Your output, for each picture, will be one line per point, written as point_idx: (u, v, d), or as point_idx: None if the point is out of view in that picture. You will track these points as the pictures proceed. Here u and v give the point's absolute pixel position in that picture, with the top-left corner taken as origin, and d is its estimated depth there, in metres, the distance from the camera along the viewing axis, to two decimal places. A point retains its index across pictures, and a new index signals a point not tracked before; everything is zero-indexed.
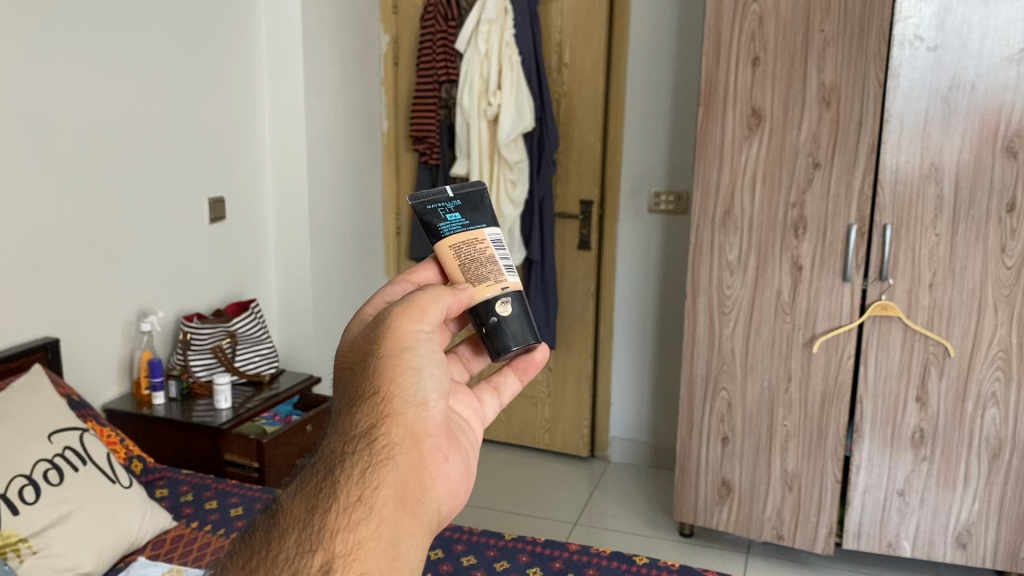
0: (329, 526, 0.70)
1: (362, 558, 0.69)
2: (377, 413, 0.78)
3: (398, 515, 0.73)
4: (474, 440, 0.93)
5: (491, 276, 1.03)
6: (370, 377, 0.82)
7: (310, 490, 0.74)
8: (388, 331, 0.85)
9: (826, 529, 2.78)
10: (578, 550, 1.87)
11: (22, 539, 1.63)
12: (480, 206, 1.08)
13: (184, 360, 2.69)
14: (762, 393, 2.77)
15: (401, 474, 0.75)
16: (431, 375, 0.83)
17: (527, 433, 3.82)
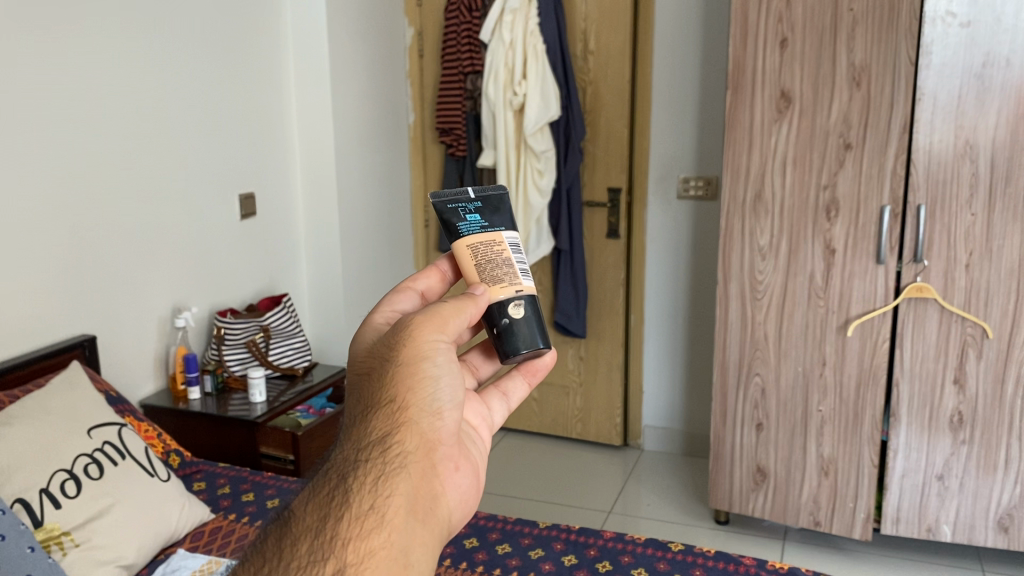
0: (341, 535, 0.71)
1: (373, 567, 0.70)
2: (391, 420, 0.77)
3: (410, 523, 0.73)
4: (482, 447, 0.94)
5: (506, 278, 1.00)
6: (385, 384, 0.80)
7: (323, 497, 0.74)
8: (407, 336, 0.83)
9: (863, 515, 2.75)
10: (613, 538, 1.86)
11: (65, 533, 1.66)
12: (500, 208, 1.07)
13: (219, 355, 2.73)
14: (795, 378, 2.75)
15: (412, 483, 0.75)
16: (450, 382, 0.82)
17: (560, 422, 3.82)
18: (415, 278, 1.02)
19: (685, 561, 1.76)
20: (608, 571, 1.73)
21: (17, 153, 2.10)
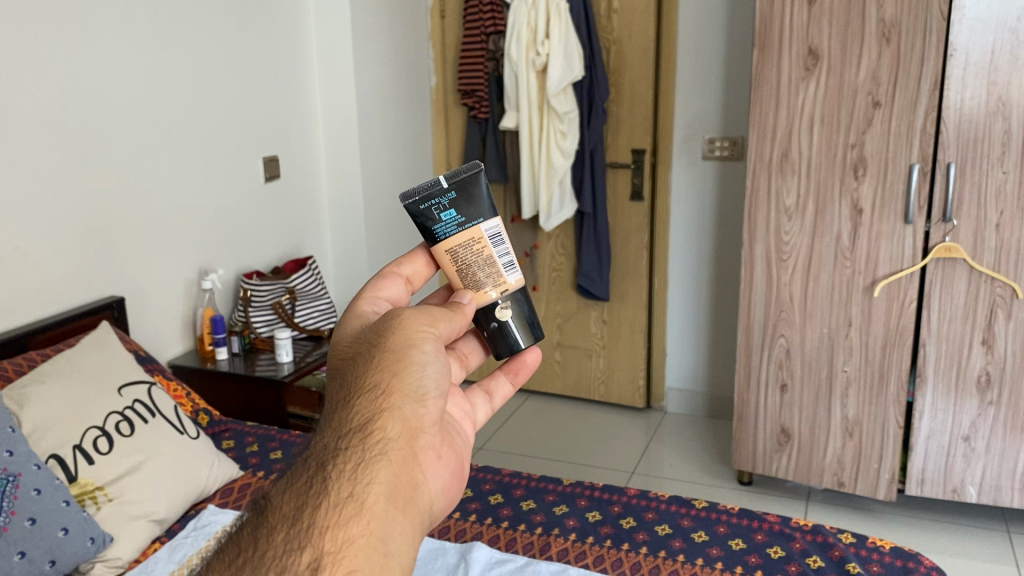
0: (318, 523, 0.68)
1: (352, 556, 0.67)
2: (374, 406, 0.77)
3: (390, 511, 0.71)
4: (462, 442, 0.91)
5: (490, 279, 1.03)
6: (370, 370, 0.80)
7: (301, 485, 0.72)
8: (396, 326, 0.86)
9: (888, 475, 2.75)
10: (637, 495, 1.88)
11: (99, 488, 1.70)
12: (478, 192, 1.01)
13: (246, 317, 2.76)
14: (821, 339, 2.73)
15: (393, 470, 0.74)
16: (434, 371, 0.84)
17: (583, 384, 3.83)
18: (399, 265, 1.01)
19: (709, 518, 1.77)
20: (632, 527, 1.75)
21: (43, 114, 2.12)
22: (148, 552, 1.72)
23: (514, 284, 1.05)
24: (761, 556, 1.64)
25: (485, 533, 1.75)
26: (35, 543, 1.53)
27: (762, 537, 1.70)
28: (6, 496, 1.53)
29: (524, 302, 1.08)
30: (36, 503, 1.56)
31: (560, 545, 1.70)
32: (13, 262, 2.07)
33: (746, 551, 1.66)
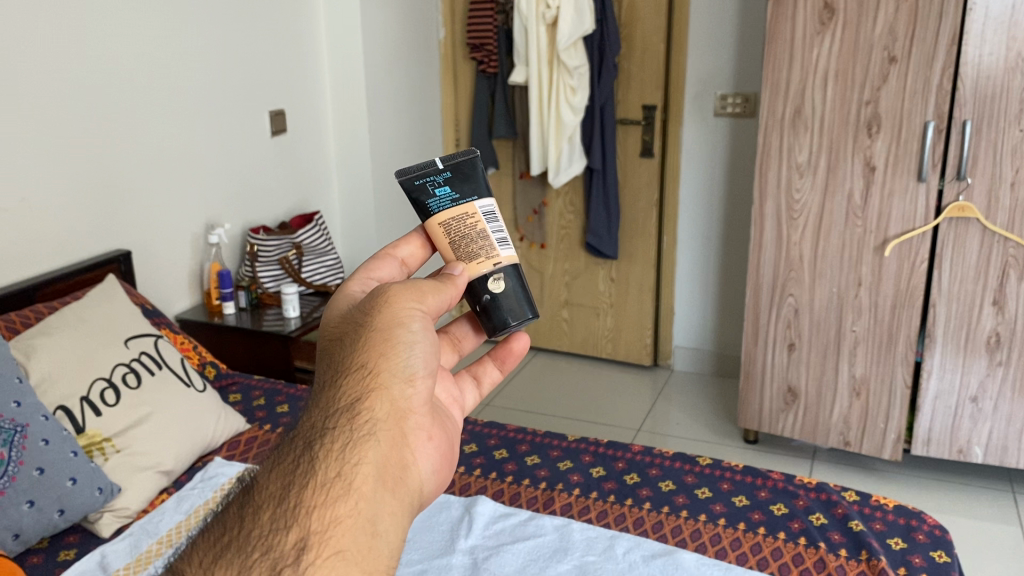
0: (305, 503, 0.70)
1: (339, 536, 0.69)
2: (362, 386, 0.80)
3: (377, 491, 0.74)
4: (453, 424, 0.94)
5: (482, 252, 1.00)
6: (358, 350, 0.83)
7: (288, 464, 0.74)
8: (384, 304, 0.88)
9: (894, 435, 2.75)
10: (641, 451, 1.88)
11: (106, 439, 1.72)
12: (473, 175, 1.02)
13: (253, 272, 2.76)
14: (830, 299, 2.72)
15: (380, 451, 0.76)
16: (422, 351, 0.86)
17: (591, 342, 3.83)
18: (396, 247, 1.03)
19: (712, 474, 1.78)
20: (635, 483, 1.75)
21: (48, 66, 2.09)
22: (155, 503, 1.74)
23: (507, 259, 1.02)
24: (764, 513, 1.65)
25: (489, 487, 1.76)
26: (44, 492, 1.55)
27: (766, 494, 1.70)
28: (15, 447, 1.54)
29: (519, 278, 1.04)
30: (44, 453, 1.57)
31: (564, 500, 1.71)
32: (19, 214, 2.06)
33: (750, 508, 1.66)
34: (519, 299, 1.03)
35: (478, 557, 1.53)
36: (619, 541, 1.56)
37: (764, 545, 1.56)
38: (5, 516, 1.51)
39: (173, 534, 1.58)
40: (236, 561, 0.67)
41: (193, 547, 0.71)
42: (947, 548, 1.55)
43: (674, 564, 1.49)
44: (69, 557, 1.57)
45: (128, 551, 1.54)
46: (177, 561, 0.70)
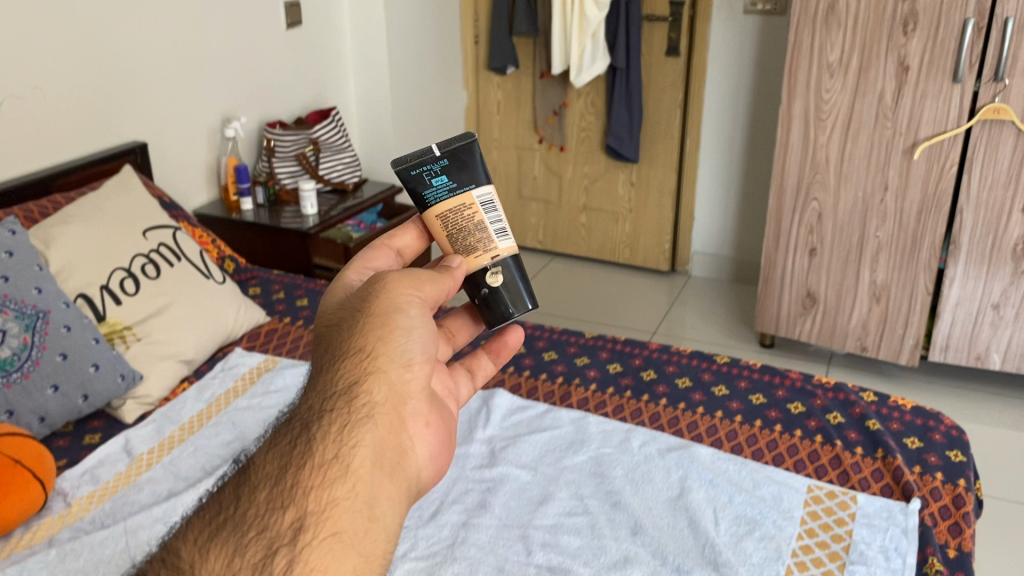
0: (302, 483, 0.66)
1: (335, 518, 0.65)
2: (359, 368, 0.74)
3: (375, 476, 0.69)
4: (452, 408, 0.88)
5: (481, 245, 0.97)
6: (356, 331, 0.77)
7: (283, 445, 0.69)
8: (381, 288, 0.82)
9: (912, 341, 2.75)
10: (658, 349, 1.87)
11: (127, 328, 1.73)
12: (470, 162, 0.97)
13: (270, 168, 2.73)
14: (854, 203, 2.67)
15: (379, 435, 0.71)
16: (421, 336, 0.80)
17: (609, 246, 3.81)
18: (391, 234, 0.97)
19: (729, 373, 1.77)
20: (651, 380, 1.76)
21: None
22: (178, 391, 1.76)
23: (505, 251, 0.99)
24: (781, 411, 1.65)
25: (507, 382, 1.77)
26: (68, 377, 1.56)
27: (783, 393, 1.70)
28: (37, 333, 1.55)
29: (517, 269, 1.01)
30: (66, 339, 1.58)
31: (581, 395, 1.72)
32: (33, 102, 2.03)
33: (767, 406, 1.67)
34: (519, 290, 1.00)
35: (496, 447, 1.56)
36: (635, 435, 1.58)
37: (780, 442, 1.57)
38: (31, 400, 1.52)
39: (195, 422, 1.64)
40: (228, 543, 0.63)
41: (181, 529, 0.66)
42: (963, 448, 1.55)
43: (689, 459, 1.51)
44: (94, 441, 1.60)
45: (152, 437, 1.59)
46: (167, 542, 0.65)
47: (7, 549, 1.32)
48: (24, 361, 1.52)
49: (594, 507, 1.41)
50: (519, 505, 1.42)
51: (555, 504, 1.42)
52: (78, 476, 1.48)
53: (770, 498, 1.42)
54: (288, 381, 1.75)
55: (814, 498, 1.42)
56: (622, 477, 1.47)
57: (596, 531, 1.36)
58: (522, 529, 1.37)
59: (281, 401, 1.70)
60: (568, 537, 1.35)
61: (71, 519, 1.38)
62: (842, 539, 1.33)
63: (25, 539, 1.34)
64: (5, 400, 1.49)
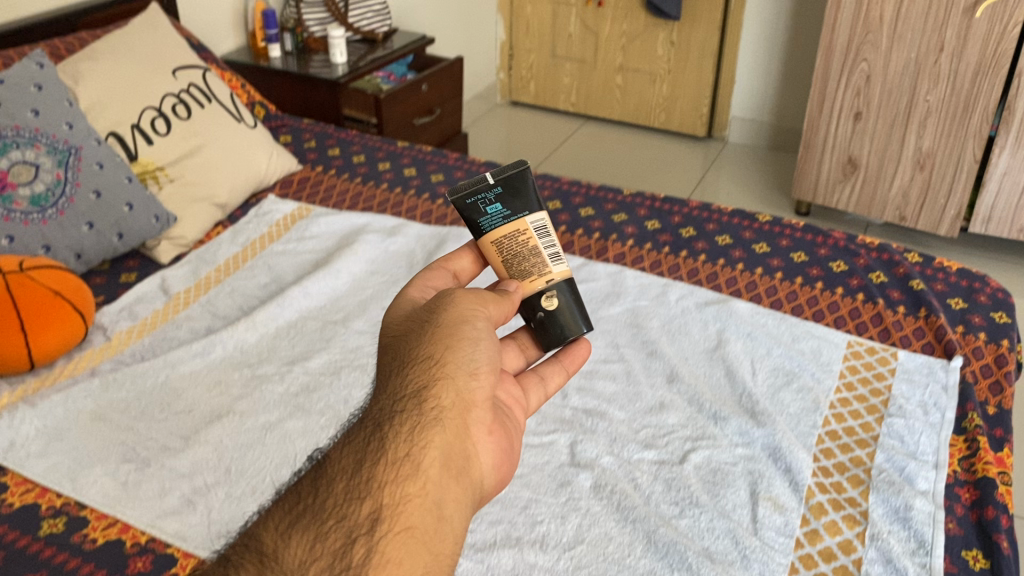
0: (377, 478, 0.67)
1: (409, 512, 0.66)
2: (427, 375, 0.76)
3: (444, 478, 0.70)
4: (516, 418, 0.88)
5: (535, 270, 0.93)
6: (424, 341, 0.79)
7: (358, 441, 0.70)
8: (448, 302, 0.83)
9: (954, 212, 2.68)
10: (698, 206, 1.82)
11: (159, 169, 1.71)
12: (524, 190, 0.94)
13: (298, 14, 2.63)
14: (907, 65, 2.55)
15: (447, 439, 0.72)
16: (487, 348, 0.82)
17: (644, 110, 3.70)
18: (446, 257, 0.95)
19: (771, 232, 1.73)
20: (691, 237, 1.72)
21: None
22: (212, 235, 1.75)
23: (559, 275, 0.94)
24: (823, 270, 1.62)
25: None
26: (102, 215, 1.55)
27: (825, 252, 1.67)
28: (71, 169, 1.52)
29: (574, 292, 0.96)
30: (99, 177, 1.56)
31: (618, 250, 1.68)
32: None
33: (808, 264, 1.63)
34: (574, 315, 0.94)
35: None
36: (673, 289, 1.55)
37: (821, 299, 1.54)
38: (66, 236, 1.51)
39: (231, 264, 1.64)
40: (308, 531, 0.64)
41: (260, 519, 0.67)
42: (1007, 309, 1.52)
43: (727, 313, 1.49)
44: (131, 280, 1.59)
45: (188, 278, 1.58)
46: (247, 531, 0.66)
47: (51, 378, 1.34)
48: (59, 198, 1.50)
49: (630, 356, 1.40)
50: None
51: (591, 352, 1.41)
52: (116, 312, 1.48)
53: (809, 352, 1.40)
54: (322, 229, 1.75)
55: (854, 353, 1.41)
56: (659, 327, 1.46)
57: (632, 378, 1.35)
58: None
59: (315, 247, 1.69)
60: (604, 383, 1.34)
61: (112, 352, 1.40)
62: (880, 393, 1.32)
63: (68, 369, 1.36)
64: (41, 234, 1.47)
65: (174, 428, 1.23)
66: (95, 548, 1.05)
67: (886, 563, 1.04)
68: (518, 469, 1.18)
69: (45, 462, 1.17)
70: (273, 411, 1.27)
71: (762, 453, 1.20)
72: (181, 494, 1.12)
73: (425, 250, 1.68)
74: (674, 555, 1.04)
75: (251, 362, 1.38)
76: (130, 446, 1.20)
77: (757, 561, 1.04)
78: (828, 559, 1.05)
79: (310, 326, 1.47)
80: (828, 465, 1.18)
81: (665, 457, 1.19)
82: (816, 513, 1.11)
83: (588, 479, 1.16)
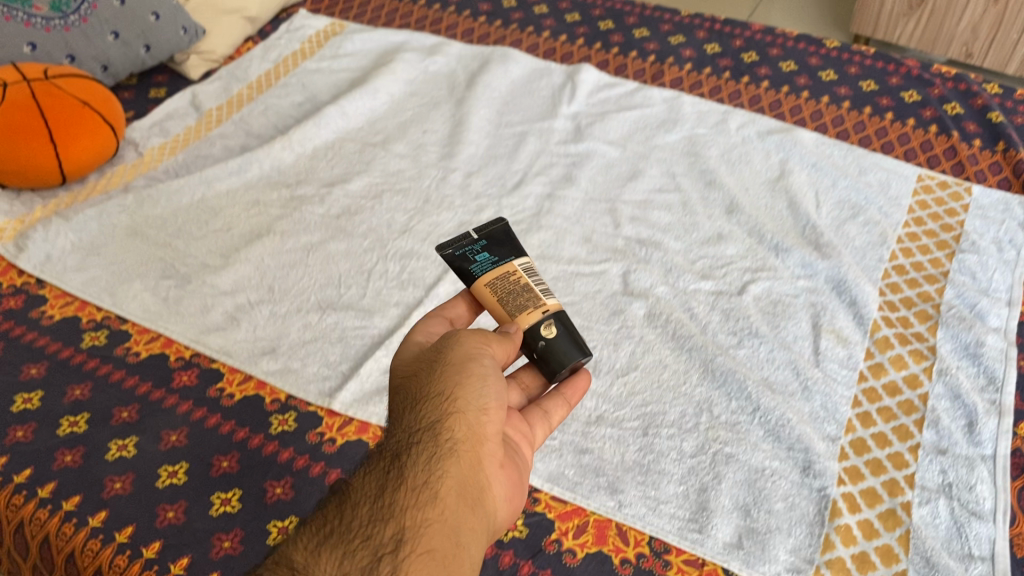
0: (398, 502, 0.61)
1: (428, 536, 0.60)
2: (441, 408, 0.67)
3: (461, 509, 0.63)
4: (523, 459, 0.75)
5: (528, 302, 0.77)
6: (434, 376, 0.69)
7: (376, 470, 0.64)
8: (452, 341, 0.72)
9: None
10: (762, 30, 1.68)
11: None
12: (509, 240, 0.81)
13: None
14: None
15: (462, 471, 0.65)
16: (497, 385, 0.71)
17: None
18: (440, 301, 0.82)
19: (839, 59, 1.61)
20: (752, 63, 1.60)
21: None
22: (242, 51, 1.65)
23: (553, 307, 0.77)
24: (894, 100, 1.51)
25: (593, 58, 1.63)
26: (127, 24, 1.45)
27: (897, 81, 1.55)
28: None
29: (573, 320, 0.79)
30: None
31: (674, 75, 1.58)
32: None
33: (878, 93, 1.52)
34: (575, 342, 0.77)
35: (581, 124, 1.45)
36: (733, 117, 1.46)
37: (891, 132, 1.44)
38: (92, 46, 1.42)
39: (264, 82, 1.55)
40: (334, 549, 0.58)
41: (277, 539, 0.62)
42: None
43: (791, 143, 1.40)
44: (161, 96, 1.52)
45: (219, 94, 1.50)
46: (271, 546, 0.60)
47: (85, 194, 1.29)
48: (81, 4, 1.41)
49: (686, 185, 1.33)
50: (606, 180, 1.35)
51: (645, 181, 1.34)
52: (147, 129, 1.41)
53: (876, 185, 1.32)
54: (358, 47, 1.65)
55: (924, 188, 1.32)
56: (718, 157, 1.38)
57: (689, 209, 1.29)
58: (610, 204, 1.30)
59: (352, 66, 1.60)
60: (659, 213, 1.28)
61: (145, 169, 1.34)
62: (953, 229, 1.25)
63: (101, 185, 1.31)
64: (65, 44, 1.40)
65: (214, 247, 1.20)
66: (139, 361, 1.02)
67: (954, 398, 0.99)
68: (570, 297, 1.14)
69: (83, 276, 1.14)
70: (315, 232, 1.23)
71: (826, 285, 1.14)
72: (225, 310, 1.09)
73: (468, 71, 1.58)
74: (732, 384, 1.00)
75: (289, 183, 1.32)
76: (169, 263, 1.16)
77: (818, 392, 1.00)
78: (892, 393, 1.00)
79: (348, 148, 1.40)
80: (894, 301, 1.13)
81: (723, 288, 1.15)
82: (881, 348, 1.06)
83: (642, 308, 1.11)
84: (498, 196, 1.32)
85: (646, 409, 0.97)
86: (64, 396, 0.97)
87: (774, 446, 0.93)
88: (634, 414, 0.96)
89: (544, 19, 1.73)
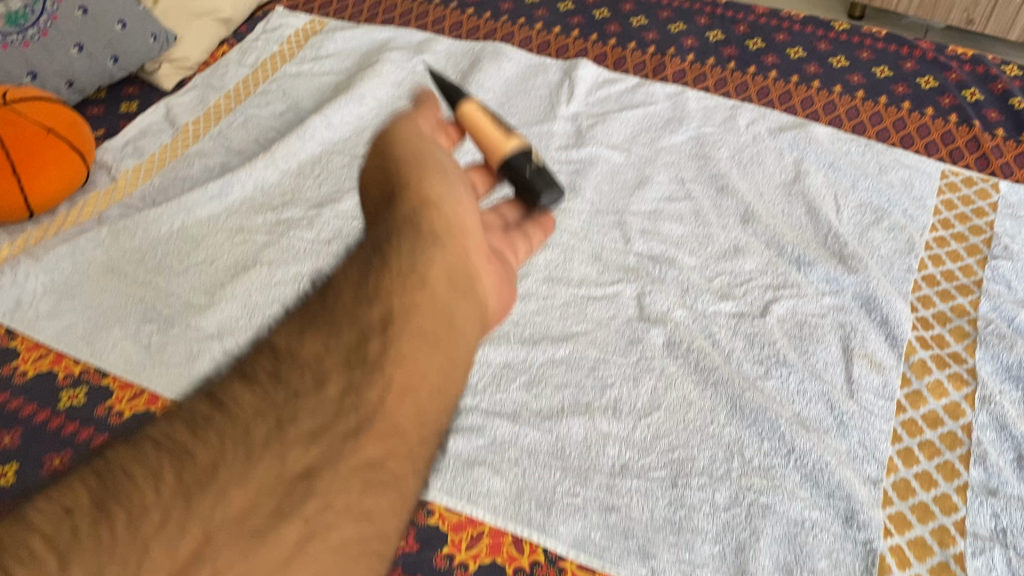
0: (296, 430, 0.52)
1: (331, 476, 0.51)
2: (365, 329, 0.58)
3: (380, 446, 0.54)
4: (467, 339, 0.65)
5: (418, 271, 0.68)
6: (359, 298, 0.59)
7: (272, 384, 0.54)
8: (381, 262, 0.62)
9: None
10: (767, 13, 1.59)
11: None
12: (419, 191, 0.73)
13: None
14: None
15: (384, 402, 0.56)
16: (427, 307, 0.61)
17: None
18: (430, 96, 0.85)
19: (849, 43, 1.52)
20: (759, 50, 1.51)
21: None
22: (217, 56, 1.55)
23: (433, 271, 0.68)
24: (910, 87, 1.42)
25: (590, 51, 1.54)
26: (92, 35, 1.35)
27: (912, 66, 1.47)
28: None
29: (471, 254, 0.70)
30: None
31: (676, 67, 1.49)
32: None
33: (893, 80, 1.44)
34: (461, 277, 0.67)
35: (582, 126, 1.37)
36: (742, 112, 1.38)
37: (909, 122, 1.36)
38: (55, 61, 1.32)
39: (242, 91, 1.46)
40: (214, 483, 0.49)
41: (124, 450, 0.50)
42: None
43: (806, 140, 1.32)
44: (132, 111, 1.42)
45: (195, 106, 1.41)
46: (126, 455, 0.50)
47: (54, 226, 1.20)
48: (41, 16, 1.30)
49: (698, 192, 1.25)
50: (613, 189, 1.27)
51: (654, 188, 1.26)
52: (120, 149, 1.32)
53: (899, 184, 1.24)
54: (340, 47, 1.55)
55: (949, 184, 1.24)
56: (729, 159, 1.30)
57: (702, 218, 1.21)
58: (619, 215, 1.22)
59: (335, 69, 1.50)
60: (671, 224, 1.20)
61: (119, 195, 1.25)
62: (982, 232, 1.18)
63: (72, 216, 1.22)
64: (25, 60, 1.29)
65: (197, 283, 1.11)
66: (122, 421, 0.95)
67: (999, 428, 0.93)
68: (583, 324, 1.06)
69: (58, 324, 1.06)
70: (305, 262, 1.14)
71: (854, 302, 1.07)
72: (212, 357, 1.01)
73: (458, 70, 1.49)
74: (764, 423, 0.93)
75: (275, 205, 1.23)
76: (149, 304, 1.08)
77: (855, 428, 0.93)
78: (933, 425, 0.94)
79: (336, 162, 1.31)
80: (927, 317, 1.06)
81: (745, 309, 1.07)
82: (917, 372, 1.00)
83: (661, 335, 1.04)
84: (498, 211, 1.23)
85: (672, 457, 0.90)
86: (42, 467, 0.91)
87: (813, 493, 0.87)
88: (660, 462, 0.90)
89: (536, 10, 1.63)
